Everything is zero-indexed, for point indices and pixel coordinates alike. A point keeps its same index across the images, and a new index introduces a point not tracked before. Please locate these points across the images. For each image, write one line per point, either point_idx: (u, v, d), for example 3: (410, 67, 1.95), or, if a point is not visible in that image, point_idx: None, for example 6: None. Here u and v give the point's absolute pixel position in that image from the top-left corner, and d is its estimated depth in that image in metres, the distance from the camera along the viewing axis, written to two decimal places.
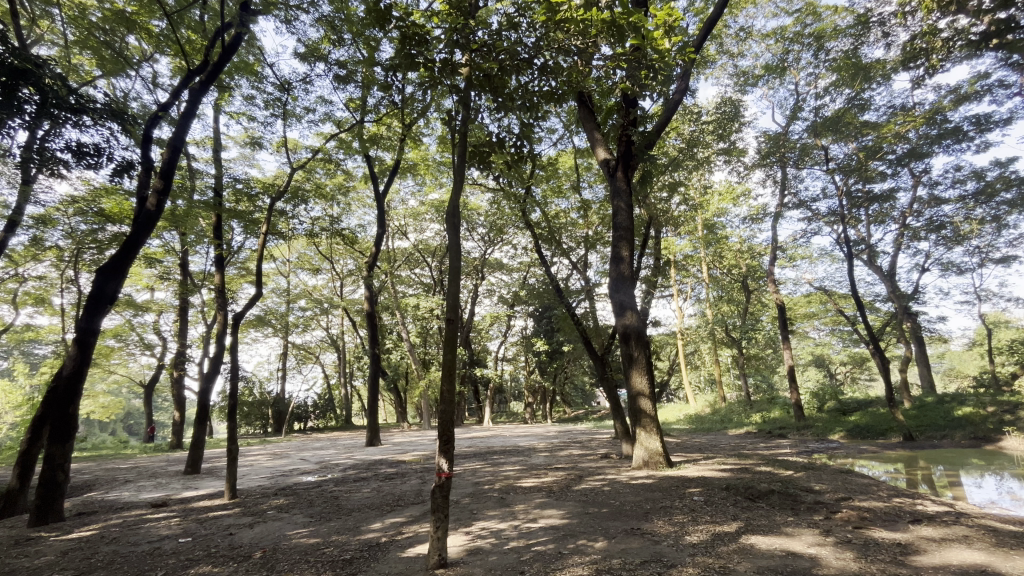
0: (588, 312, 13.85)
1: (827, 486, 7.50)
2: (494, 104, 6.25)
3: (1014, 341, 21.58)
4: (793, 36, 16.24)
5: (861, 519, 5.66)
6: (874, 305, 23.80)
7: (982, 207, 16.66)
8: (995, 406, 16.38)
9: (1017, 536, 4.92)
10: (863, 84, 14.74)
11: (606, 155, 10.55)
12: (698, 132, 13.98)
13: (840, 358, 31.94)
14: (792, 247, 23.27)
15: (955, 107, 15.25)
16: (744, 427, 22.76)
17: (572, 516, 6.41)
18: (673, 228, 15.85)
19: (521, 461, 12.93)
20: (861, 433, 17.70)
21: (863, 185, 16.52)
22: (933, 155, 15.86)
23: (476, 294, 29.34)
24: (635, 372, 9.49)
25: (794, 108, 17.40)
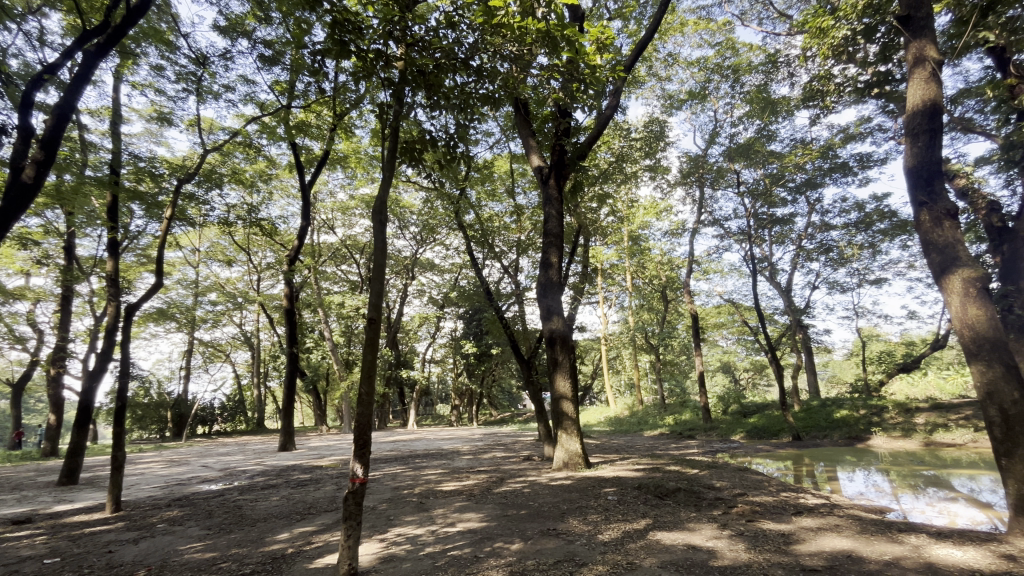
0: (517, 315, 13.98)
1: (726, 483, 8.13)
2: (429, 101, 6.18)
3: (883, 353, 24.75)
4: (714, 67, 17.54)
5: (753, 512, 6.20)
6: (774, 317, 26.24)
7: (862, 234, 19.00)
8: (866, 409, 18.68)
9: (877, 523, 5.62)
10: (770, 116, 16.28)
11: (540, 162, 10.74)
12: (628, 148, 14.73)
13: (744, 365, 34.91)
14: (706, 261, 25.10)
15: (844, 145, 17.27)
16: (658, 428, 24.16)
17: (490, 519, 6.41)
18: (601, 238, 16.50)
19: (444, 465, 12.79)
20: (758, 434, 19.45)
21: (768, 209, 18.17)
22: (825, 186, 17.87)
23: (405, 294, 28.71)
24: (559, 376, 9.71)
25: (713, 133, 18.80)
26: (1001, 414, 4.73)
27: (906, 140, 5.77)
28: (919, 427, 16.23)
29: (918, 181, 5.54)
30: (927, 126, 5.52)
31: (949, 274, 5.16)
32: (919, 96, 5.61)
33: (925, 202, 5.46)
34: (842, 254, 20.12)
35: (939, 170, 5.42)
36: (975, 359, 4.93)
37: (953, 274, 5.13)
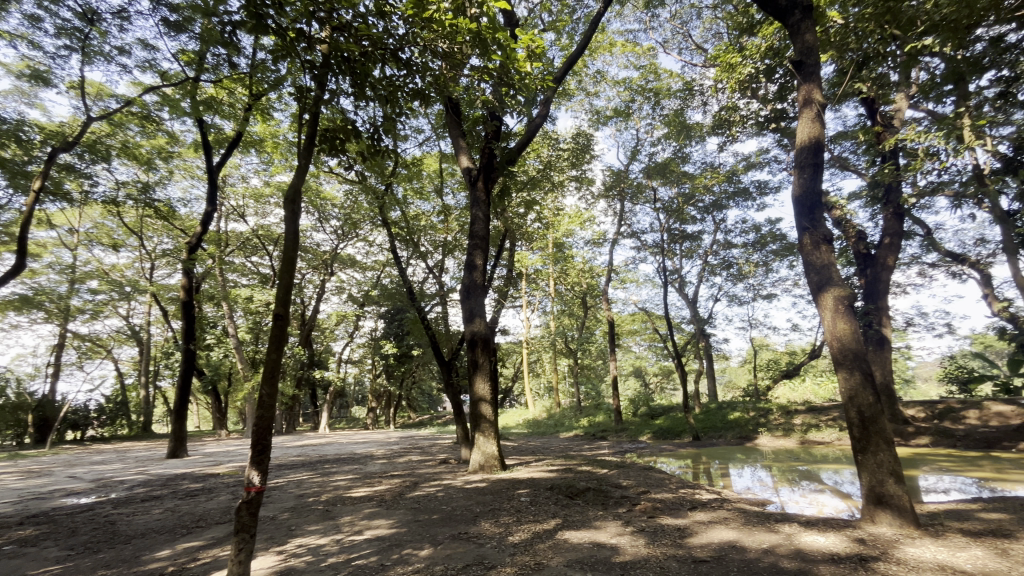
0: (440, 316, 13.79)
1: (632, 482, 8.57)
2: (354, 91, 5.91)
3: (771, 361, 27.58)
4: (638, 89, 18.58)
5: (654, 509, 6.59)
6: (681, 326, 28.26)
7: (758, 253, 21.04)
8: (755, 411, 20.69)
9: (758, 515, 6.21)
10: (685, 140, 17.58)
11: (469, 164, 10.71)
12: (556, 157, 15.19)
13: (653, 369, 37.22)
14: (624, 271, 26.47)
15: (746, 172, 19.03)
16: (573, 430, 25.05)
17: (400, 525, 6.23)
18: (527, 243, 16.80)
19: (356, 470, 12.25)
20: (663, 435, 20.81)
21: (681, 226, 19.54)
22: (729, 208, 19.58)
23: (322, 290, 27.25)
24: (478, 379, 9.70)
25: (634, 150, 19.90)
26: (859, 415, 5.42)
27: (795, 172, 6.46)
28: (797, 427, 18.23)
29: (803, 209, 6.22)
30: (813, 161, 6.24)
31: (823, 292, 5.84)
32: (807, 133, 6.32)
33: (807, 228, 6.14)
34: (741, 270, 22.13)
35: (820, 201, 6.13)
36: (842, 367, 5.60)
37: (827, 292, 5.80)
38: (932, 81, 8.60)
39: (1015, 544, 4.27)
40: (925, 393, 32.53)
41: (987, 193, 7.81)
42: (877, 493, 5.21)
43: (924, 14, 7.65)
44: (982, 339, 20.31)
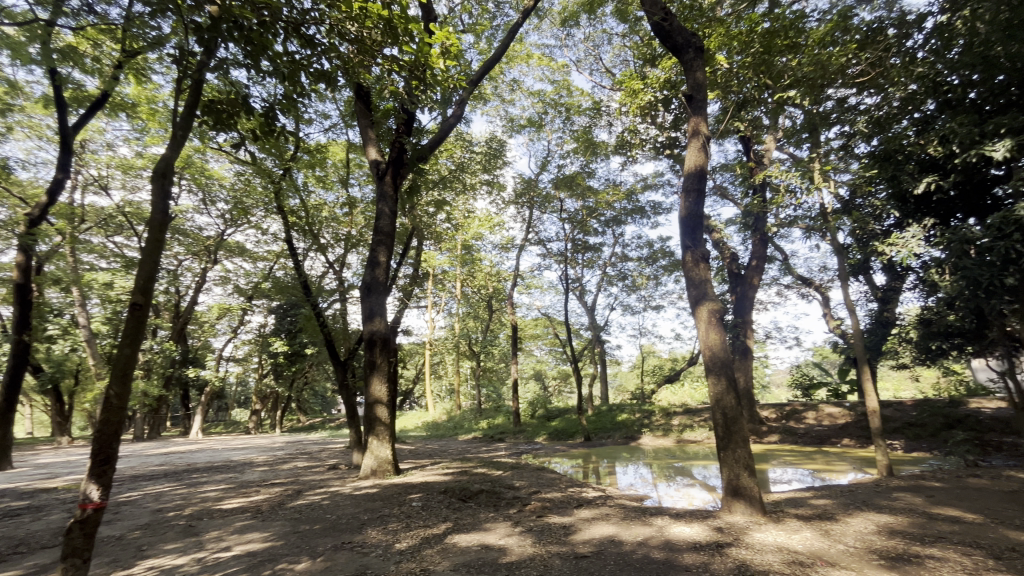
0: (338, 314, 13.03)
1: (524, 482, 8.78)
2: (249, 63, 5.40)
3: (656, 367, 30.01)
4: (551, 102, 19.25)
5: (543, 508, 6.80)
6: (579, 332, 29.69)
7: (650, 267, 22.80)
8: (640, 413, 22.35)
9: (636, 510, 6.68)
10: (591, 156, 18.55)
11: (377, 156, 10.23)
12: (469, 160, 15.19)
13: (552, 373, 38.60)
14: (529, 277, 27.17)
15: (643, 192, 20.54)
16: (472, 432, 25.15)
17: (276, 538, 5.74)
18: (435, 242, 16.55)
19: (230, 479, 11.10)
20: (558, 436, 21.66)
21: (584, 237, 20.54)
22: (627, 224, 21.00)
23: (202, 280, 24.46)
24: (375, 380, 9.31)
25: (544, 161, 20.56)
26: (723, 416, 6.07)
27: (682, 195, 7.08)
28: (674, 427, 20.01)
29: (686, 228, 6.85)
30: (697, 187, 6.90)
31: (700, 305, 6.47)
32: (693, 161, 6.97)
33: (689, 246, 6.77)
34: (634, 282, 23.82)
35: (701, 223, 6.79)
36: (712, 373, 6.22)
37: (702, 305, 6.44)
38: (794, 128, 9.96)
39: (835, 525, 5.07)
40: (778, 397, 37.43)
41: (829, 228, 9.23)
42: (734, 486, 5.87)
43: (789, 70, 8.88)
44: (821, 351, 23.94)
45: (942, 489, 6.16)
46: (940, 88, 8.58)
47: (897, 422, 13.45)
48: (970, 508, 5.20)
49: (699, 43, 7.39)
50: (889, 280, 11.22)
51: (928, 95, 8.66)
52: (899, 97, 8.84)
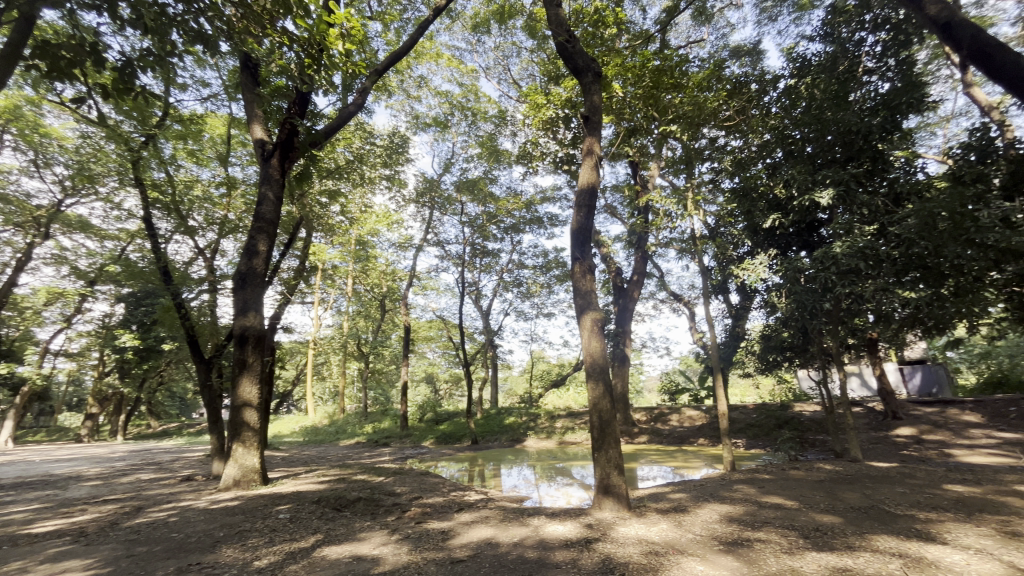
0: (205, 306, 11.55)
1: (405, 488, 8.53)
2: (104, 10, 4.61)
3: (544, 372, 31.21)
4: (458, 105, 19.21)
5: (423, 514, 6.67)
6: (473, 335, 29.81)
7: (544, 276, 23.72)
8: (527, 416, 23.04)
9: (515, 511, 6.83)
10: (494, 163, 18.83)
11: (263, 135, 9.29)
12: (369, 152, 14.55)
13: (443, 376, 38.24)
14: (425, 278, 26.69)
15: (541, 203, 21.33)
16: (355, 437, 23.92)
17: (102, 564, 4.89)
18: (326, 234, 15.53)
19: (47, 497, 9.25)
20: (445, 439, 21.49)
21: (482, 242, 20.72)
22: (524, 233, 21.63)
23: (26, 258, 20.24)
24: (244, 381, 8.42)
25: (447, 163, 20.42)
26: (599, 419, 6.48)
27: (576, 209, 7.43)
28: (557, 429, 20.97)
29: (577, 241, 7.22)
30: (589, 203, 7.32)
31: (584, 314, 6.85)
32: (587, 178, 7.41)
33: (578, 258, 7.14)
34: (529, 289, 24.59)
35: (590, 237, 7.22)
36: (592, 379, 6.59)
37: (586, 314, 6.83)
38: (675, 159, 11.05)
39: (687, 517, 5.66)
40: (650, 401, 40.98)
41: (697, 251, 10.37)
42: (605, 484, 6.28)
43: (673, 107, 9.87)
44: (686, 360, 26.78)
45: (771, 480, 7.22)
46: (785, 139, 9.80)
47: (741, 424, 15.51)
48: (789, 495, 6.15)
49: (598, 69, 7.87)
50: (741, 300, 12.91)
51: (777, 144, 9.90)
52: (757, 142, 10.19)
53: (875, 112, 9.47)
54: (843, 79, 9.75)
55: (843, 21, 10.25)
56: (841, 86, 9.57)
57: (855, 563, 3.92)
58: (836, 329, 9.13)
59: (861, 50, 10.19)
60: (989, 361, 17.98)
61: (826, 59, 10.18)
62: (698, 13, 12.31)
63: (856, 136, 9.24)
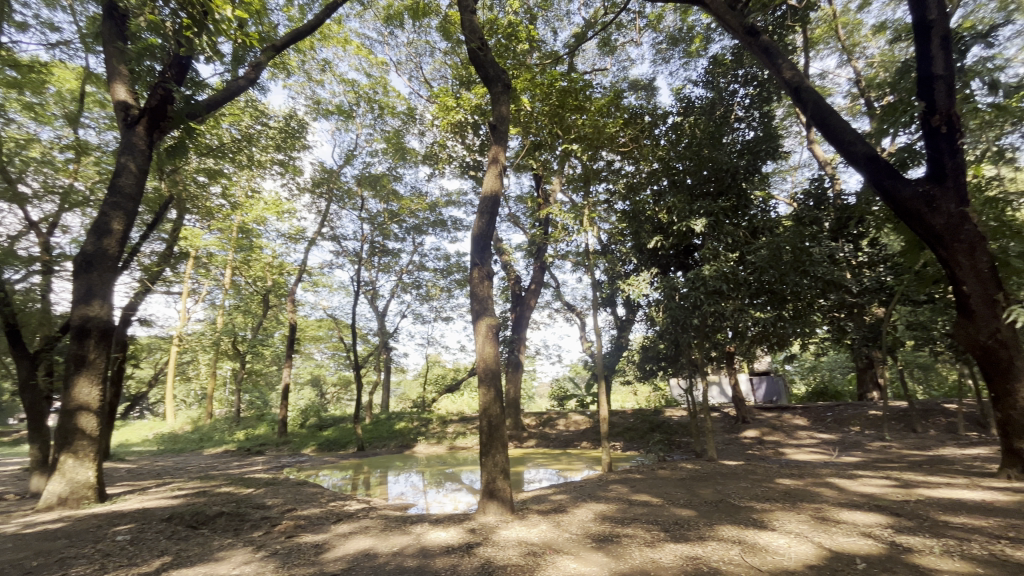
0: (33, 290, 9.64)
1: (278, 500, 7.86)
2: None
3: (439, 376, 30.81)
4: (364, 95, 18.40)
5: (294, 528, 6.19)
6: (366, 337, 28.50)
7: (444, 280, 23.52)
8: (418, 421, 22.52)
9: (397, 520, 6.62)
10: (400, 160, 18.26)
11: (127, 98, 8.01)
12: (260, 133, 13.32)
13: (331, 379, 36.01)
14: (318, 274, 25.01)
15: (446, 207, 21.19)
16: (223, 445, 21.53)
17: None
18: (202, 218, 13.87)
19: None
20: (328, 446, 20.24)
21: (383, 240, 19.95)
22: (427, 235, 21.29)
23: None
24: (82, 381, 7.18)
25: (349, 155, 19.42)
26: (487, 424, 6.55)
27: (479, 215, 7.49)
28: (449, 434, 20.81)
29: (477, 245, 7.25)
30: (491, 210, 7.43)
31: (480, 319, 6.91)
32: (491, 185, 7.52)
33: (477, 263, 7.18)
34: (428, 292, 24.20)
35: (490, 243, 7.31)
36: (484, 384, 6.65)
37: (482, 320, 6.90)
38: (575, 176, 11.65)
39: (564, 517, 5.94)
40: (541, 406, 42.36)
41: (590, 265, 11.00)
42: (490, 488, 6.36)
43: (575, 127, 10.47)
44: (575, 367, 28.22)
45: (641, 480, 7.85)
46: (670, 170, 10.84)
47: (620, 428, 16.69)
48: (655, 493, 6.74)
49: (507, 80, 8.05)
50: (626, 313, 13.95)
51: (664, 173, 10.86)
52: (646, 170, 11.12)
53: (741, 155, 10.88)
54: (719, 123, 11.08)
55: (721, 72, 11.67)
56: (717, 129, 10.87)
57: (704, 552, 4.40)
58: (701, 343, 10.24)
59: (733, 100, 11.67)
60: (815, 373, 21.44)
61: (706, 103, 11.49)
62: (603, 43, 13.19)
63: (726, 174, 10.53)
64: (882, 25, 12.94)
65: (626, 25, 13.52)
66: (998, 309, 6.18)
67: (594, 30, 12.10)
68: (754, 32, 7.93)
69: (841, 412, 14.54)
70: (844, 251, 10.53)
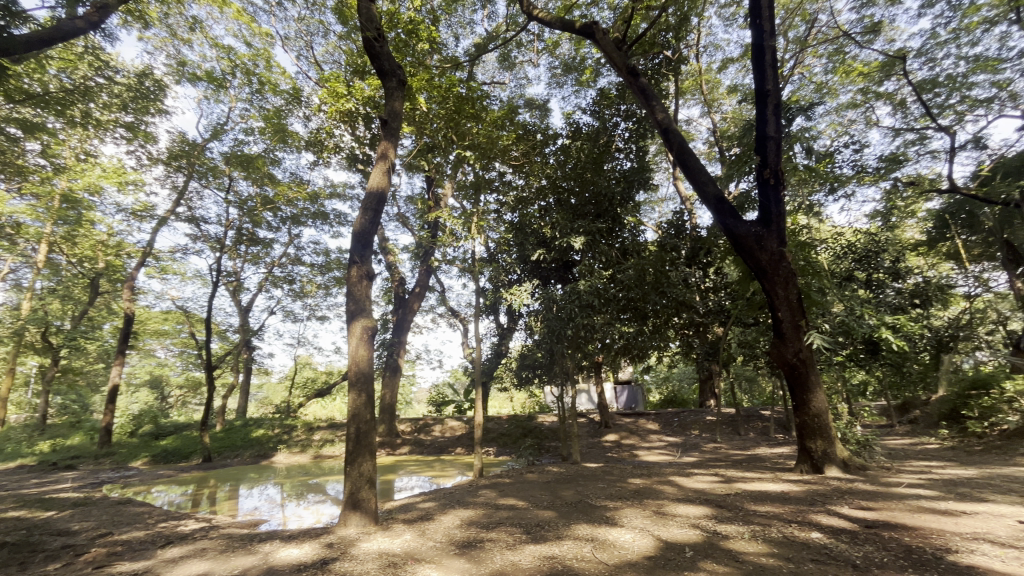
0: None
1: (88, 524, 6.59)
2: None
3: (308, 379, 28.59)
4: (242, 66, 16.56)
5: (108, 556, 5.24)
6: (224, 334, 25.39)
7: (321, 276, 21.98)
8: (280, 428, 20.51)
9: (243, 538, 5.96)
10: (279, 142, 16.72)
11: None
12: (102, 89, 11.25)
13: (177, 380, 31.32)
14: (168, 258, 21.71)
15: (329, 199, 19.87)
16: (18, 459, 17.51)
17: None
18: (10, 179, 11.29)
19: None
20: (165, 458, 17.58)
21: (252, 227, 18.02)
22: (306, 227, 19.76)
23: None
24: None
25: (217, 129, 17.27)
26: (356, 430, 6.22)
27: (361, 210, 7.16)
28: (314, 442, 19.40)
29: (357, 242, 6.92)
30: (376, 206, 7.14)
31: (355, 320, 6.58)
32: (376, 181, 7.26)
33: (357, 261, 6.86)
34: (302, 289, 22.41)
35: (372, 242, 7.02)
36: (354, 388, 6.33)
37: (357, 320, 6.57)
38: (466, 183, 11.70)
39: (430, 525, 5.86)
40: (418, 411, 41.43)
41: (475, 272, 11.09)
42: (354, 498, 6.04)
43: (470, 135, 10.61)
44: (455, 373, 28.20)
45: (509, 484, 8.08)
46: (556, 189, 11.49)
47: (494, 433, 17.06)
48: (521, 497, 6.99)
49: (403, 77, 7.90)
50: (508, 321, 14.32)
51: (551, 191, 11.45)
52: (535, 185, 11.62)
53: (618, 182, 11.86)
54: (601, 151, 12.00)
55: (606, 104, 12.66)
56: (599, 156, 11.77)
57: (560, 551, 4.66)
58: (573, 352, 10.85)
59: (615, 131, 12.72)
60: (667, 383, 24.08)
61: (592, 131, 12.36)
62: (503, 59, 13.52)
63: (605, 198, 11.41)
64: (735, 87, 15.16)
65: (525, 44, 14.03)
66: (801, 333, 7.52)
67: (495, 44, 12.36)
68: (635, 73, 8.75)
69: (685, 417, 16.55)
70: (694, 277, 12.02)
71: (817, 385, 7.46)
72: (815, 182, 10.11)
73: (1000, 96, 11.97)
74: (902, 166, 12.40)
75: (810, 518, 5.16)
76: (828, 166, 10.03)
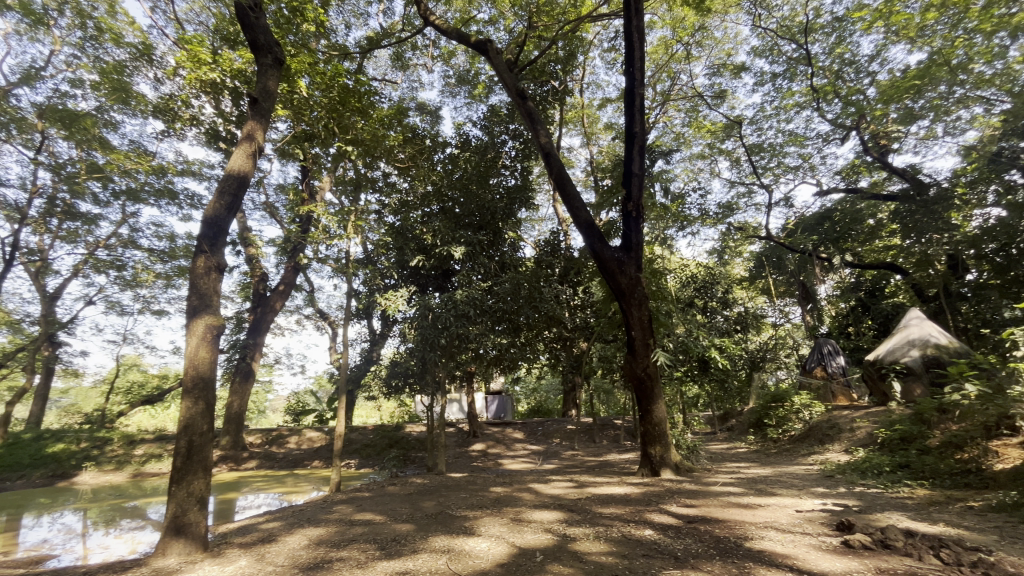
0: None
1: None
2: None
3: (134, 384, 24.29)
4: (74, 5, 13.77)
5: None
6: (17, 325, 20.46)
7: (162, 264, 18.95)
8: (89, 441, 17.07)
9: None
10: (119, 103, 14.17)
11: None
12: None
13: None
14: None
15: (180, 176, 17.31)
16: None
17: None
18: None
19: None
20: None
21: (70, 198, 14.90)
22: (146, 205, 16.92)
23: None
24: None
25: (30, 73, 14.04)
26: (187, 444, 5.42)
27: (215, 193, 6.35)
28: (135, 458, 16.52)
29: (206, 229, 6.09)
30: (234, 192, 6.38)
31: (196, 317, 5.76)
32: (238, 163, 6.51)
33: (204, 250, 6.02)
34: (135, 277, 19.07)
35: (226, 230, 6.24)
36: (188, 395, 5.52)
37: (199, 318, 5.76)
38: (345, 179, 11.06)
39: (272, 547, 5.33)
40: (272, 421, 37.64)
41: (349, 274, 10.46)
42: (178, 523, 5.25)
43: (353, 129, 10.06)
44: (319, 380, 26.25)
45: (367, 498, 7.71)
46: (441, 197, 11.45)
47: (358, 445, 16.23)
48: (378, 510, 6.71)
49: (280, 55, 7.23)
50: (381, 327, 13.74)
51: (435, 199, 11.38)
52: (420, 191, 11.44)
53: (502, 197, 12.19)
54: (488, 165, 12.26)
55: (496, 121, 13.04)
56: (485, 170, 12.01)
57: (414, 565, 4.55)
58: (446, 362, 10.73)
59: (503, 148, 13.11)
60: (535, 394, 25.20)
61: (480, 145, 12.58)
62: (395, 57, 13.19)
63: (487, 211, 11.66)
64: (611, 124, 16.71)
65: (420, 48, 13.88)
66: (650, 350, 8.43)
67: (388, 41, 12.01)
68: (524, 96, 9.14)
69: (548, 426, 17.44)
70: (564, 293, 12.78)
71: (660, 398, 8.40)
72: (669, 219, 11.50)
73: (804, 166, 14.97)
74: (734, 213, 14.74)
75: (645, 517, 5.75)
76: (679, 206, 11.50)
